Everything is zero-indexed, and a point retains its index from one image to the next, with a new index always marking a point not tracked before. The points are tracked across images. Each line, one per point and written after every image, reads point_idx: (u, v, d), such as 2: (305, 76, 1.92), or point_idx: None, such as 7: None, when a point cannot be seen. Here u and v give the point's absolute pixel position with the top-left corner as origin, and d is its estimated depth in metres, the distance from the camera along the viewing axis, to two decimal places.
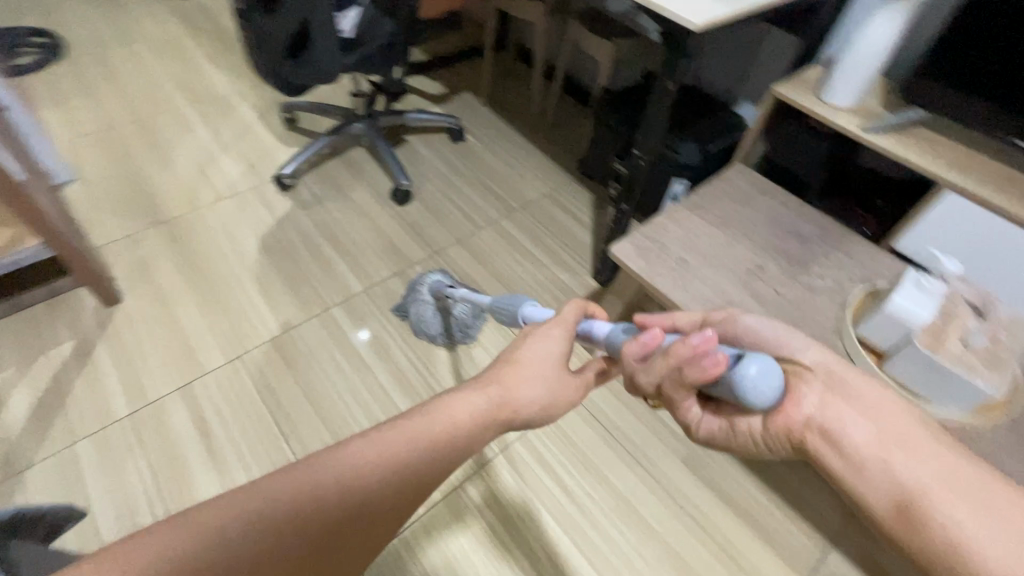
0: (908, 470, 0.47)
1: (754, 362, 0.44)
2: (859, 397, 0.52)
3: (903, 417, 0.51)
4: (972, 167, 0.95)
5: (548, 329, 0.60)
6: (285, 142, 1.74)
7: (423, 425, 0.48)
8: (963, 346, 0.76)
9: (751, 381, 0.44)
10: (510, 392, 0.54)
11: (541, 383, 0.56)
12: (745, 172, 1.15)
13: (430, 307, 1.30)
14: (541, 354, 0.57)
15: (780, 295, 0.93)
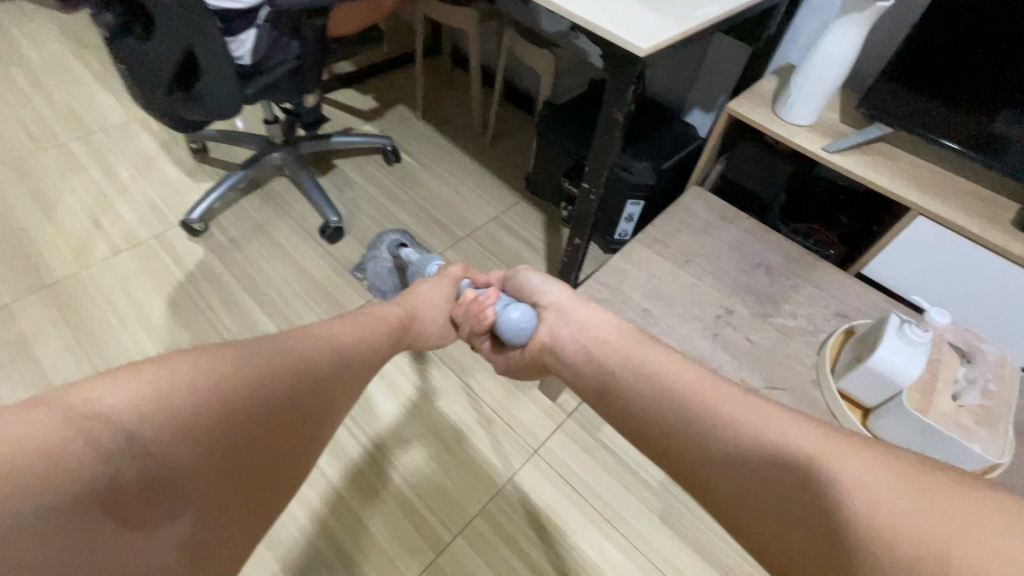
0: (665, 395, 0.49)
1: (518, 310, 0.67)
2: (577, 321, 0.63)
3: (622, 337, 0.58)
4: (941, 188, 0.88)
5: (439, 280, 0.77)
6: (194, 177, 1.54)
7: (356, 323, 0.59)
8: (955, 405, 0.68)
9: (510, 328, 0.66)
10: (417, 309, 0.71)
11: (433, 312, 0.73)
12: (703, 197, 1.06)
13: (386, 265, 1.24)
14: (433, 294, 0.74)
15: (753, 343, 0.84)
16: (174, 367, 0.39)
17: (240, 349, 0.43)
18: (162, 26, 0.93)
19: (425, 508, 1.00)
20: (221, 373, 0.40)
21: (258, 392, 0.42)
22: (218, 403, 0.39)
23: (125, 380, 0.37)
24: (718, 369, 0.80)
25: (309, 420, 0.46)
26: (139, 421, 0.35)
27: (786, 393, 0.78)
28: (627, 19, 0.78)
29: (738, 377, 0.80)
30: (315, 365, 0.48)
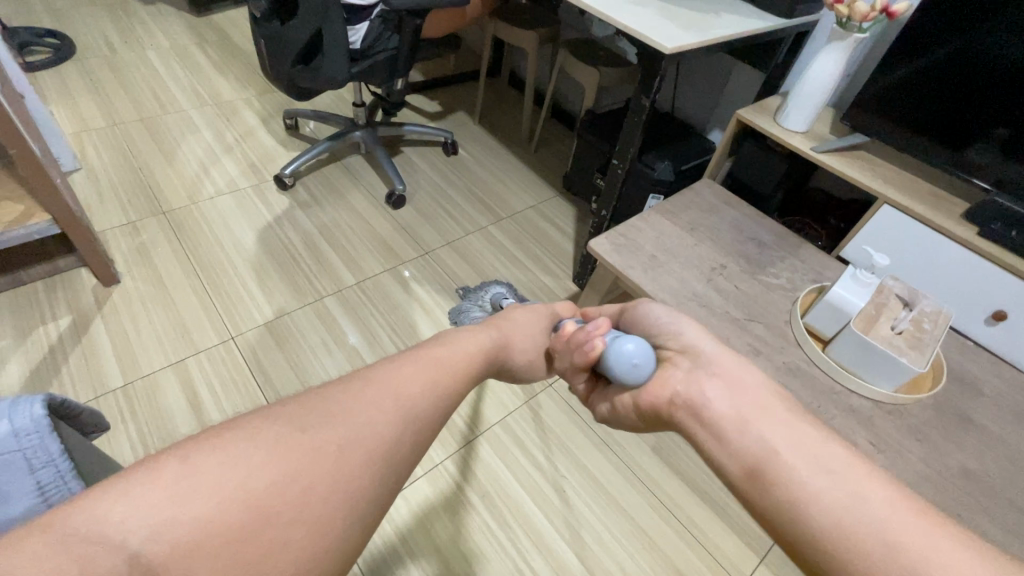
0: (815, 483, 0.43)
1: (634, 340, 0.60)
2: (721, 375, 0.55)
3: (778, 411, 0.50)
4: (906, 185, 1.08)
5: (535, 310, 0.77)
6: (286, 147, 1.83)
7: (421, 369, 0.52)
8: (893, 331, 0.86)
9: (619, 360, 0.59)
10: (506, 338, 0.68)
11: (530, 337, 0.73)
12: (712, 186, 1.28)
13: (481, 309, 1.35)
14: (523, 323, 0.74)
15: (739, 290, 1.03)
16: (194, 469, 0.36)
17: (270, 433, 0.40)
18: (306, 12, 1.23)
19: (478, 439, 1.15)
20: (241, 475, 0.36)
21: (277, 482, 0.37)
22: (256, 501, 0.36)
23: (142, 485, 0.34)
24: (708, 303, 1.00)
25: (351, 503, 0.39)
26: (149, 536, 0.32)
27: (762, 325, 0.97)
28: (658, 29, 1.03)
29: (724, 309, 0.99)
30: (356, 435, 0.42)
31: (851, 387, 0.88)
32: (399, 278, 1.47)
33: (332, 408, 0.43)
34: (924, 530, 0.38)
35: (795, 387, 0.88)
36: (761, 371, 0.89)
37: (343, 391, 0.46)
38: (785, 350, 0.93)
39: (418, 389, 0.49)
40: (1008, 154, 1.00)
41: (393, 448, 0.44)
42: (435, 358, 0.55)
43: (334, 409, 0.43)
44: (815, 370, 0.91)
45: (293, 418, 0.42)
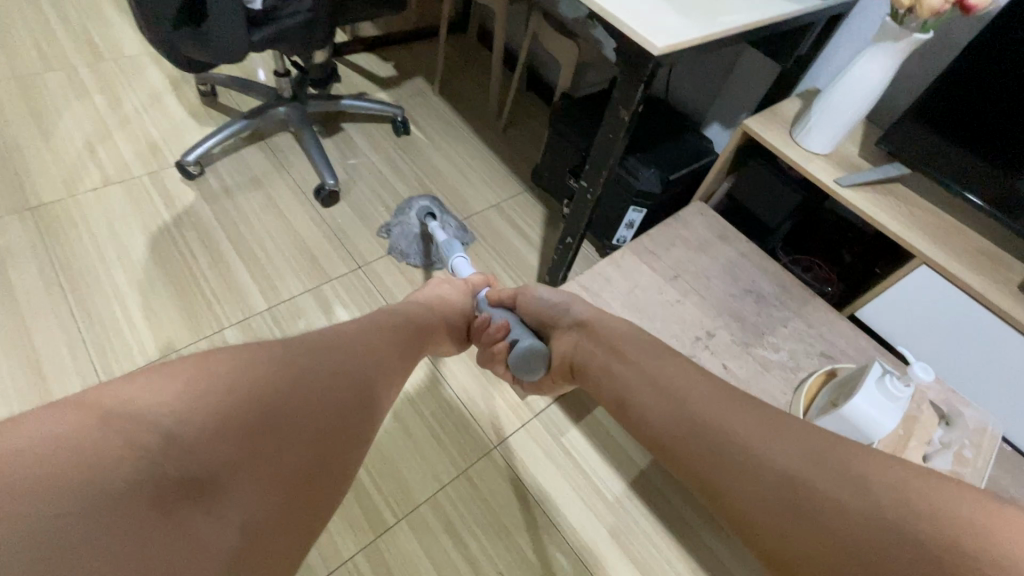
0: (659, 411, 0.55)
1: (529, 342, 0.76)
2: (604, 343, 0.68)
3: (642, 358, 0.62)
4: (951, 239, 0.84)
5: (454, 287, 0.89)
6: (199, 119, 1.51)
7: (371, 329, 0.64)
8: (926, 467, 0.65)
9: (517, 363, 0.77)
10: (433, 315, 0.77)
11: (449, 308, 0.83)
12: (705, 213, 1.02)
13: (412, 231, 1.33)
14: (437, 297, 0.83)
15: (728, 371, 0.81)
16: (198, 373, 0.41)
17: (264, 353, 0.47)
18: None
19: (394, 517, 0.96)
20: (247, 377, 0.43)
21: (279, 388, 0.44)
22: (262, 399, 0.42)
23: (154, 384, 0.39)
24: None
25: (337, 415, 0.48)
26: (173, 418, 0.37)
27: None
28: (646, 14, 0.74)
29: None
30: (334, 368, 0.51)
31: None
32: (323, 300, 1.21)
33: (310, 344, 0.53)
34: (805, 443, 0.46)
35: None
36: None
37: (317, 336, 0.55)
38: None
39: (371, 345, 0.60)
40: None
41: (359, 377, 0.53)
42: (379, 328, 0.65)
43: (314, 345, 0.53)
44: None
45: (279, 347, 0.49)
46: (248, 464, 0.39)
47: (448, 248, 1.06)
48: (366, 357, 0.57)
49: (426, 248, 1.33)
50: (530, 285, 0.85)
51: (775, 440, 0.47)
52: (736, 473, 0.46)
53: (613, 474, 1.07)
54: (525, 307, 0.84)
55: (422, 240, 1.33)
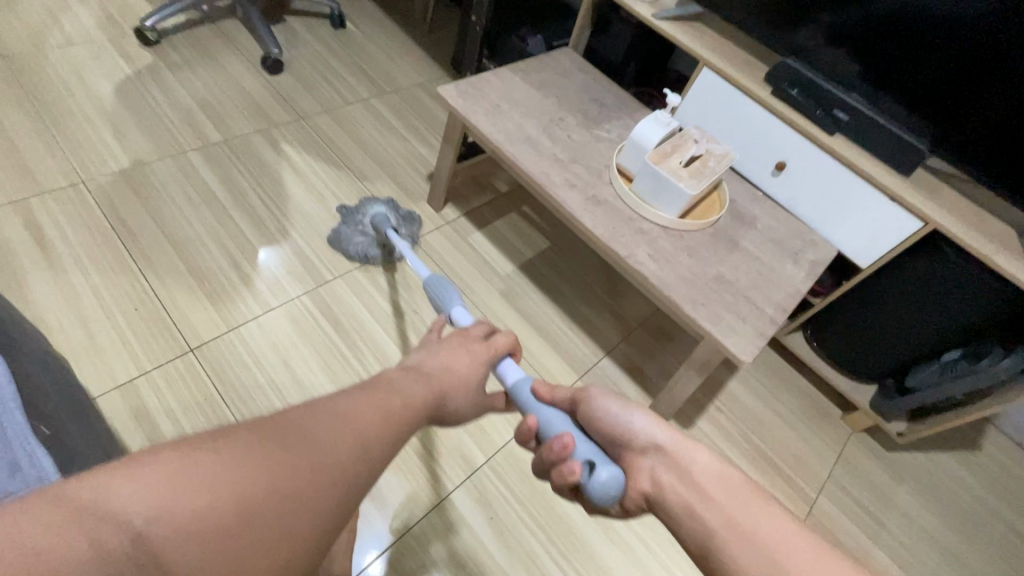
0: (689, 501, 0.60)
1: (611, 470, 0.59)
2: (676, 461, 0.64)
3: (687, 460, 0.64)
4: (727, 51, 1.19)
5: (476, 346, 0.72)
6: (150, 1, 1.69)
7: (376, 402, 0.52)
8: (681, 165, 1.00)
9: (596, 487, 0.59)
10: (451, 376, 0.65)
11: (469, 367, 0.69)
12: (570, 54, 1.34)
13: (368, 239, 1.27)
14: (457, 355, 0.69)
15: (571, 139, 1.13)
16: (186, 469, 0.37)
17: (245, 446, 0.40)
18: None
19: (333, 276, 1.26)
20: (229, 478, 0.38)
21: (275, 486, 0.40)
22: (236, 511, 0.37)
23: (139, 473, 0.36)
24: (538, 146, 1.09)
25: (326, 528, 0.42)
26: (148, 523, 0.35)
27: (583, 166, 1.08)
28: None
29: (551, 152, 1.09)
30: (325, 467, 0.43)
31: (646, 215, 1.02)
32: (270, 139, 1.46)
33: (285, 442, 0.42)
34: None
35: (596, 212, 1.01)
36: (571, 199, 1.02)
37: (299, 430, 0.44)
38: (597, 186, 1.05)
39: (375, 426, 0.49)
40: (830, 41, 1.10)
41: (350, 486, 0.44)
42: (388, 393, 0.55)
43: (300, 436, 0.43)
44: (619, 202, 1.03)
45: (262, 440, 0.42)
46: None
47: (440, 287, 0.98)
48: (376, 441, 0.48)
49: (380, 255, 1.28)
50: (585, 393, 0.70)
51: None
52: None
53: (505, 261, 1.40)
54: (583, 416, 0.71)
55: (378, 247, 1.27)
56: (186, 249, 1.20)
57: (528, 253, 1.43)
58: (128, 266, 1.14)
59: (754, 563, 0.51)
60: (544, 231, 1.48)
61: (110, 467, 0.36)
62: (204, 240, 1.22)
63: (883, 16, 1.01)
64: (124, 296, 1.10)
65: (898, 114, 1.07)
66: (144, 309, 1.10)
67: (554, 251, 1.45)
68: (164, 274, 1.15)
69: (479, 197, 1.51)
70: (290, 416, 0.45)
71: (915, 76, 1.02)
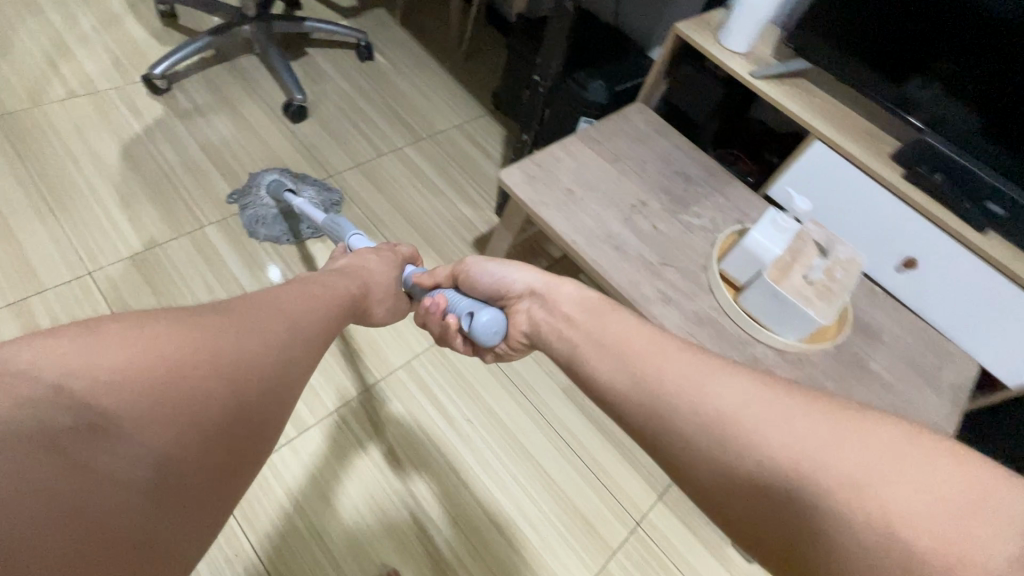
0: (593, 353, 0.57)
1: (487, 312, 0.68)
2: (551, 302, 0.67)
3: (588, 309, 0.62)
4: (844, 120, 0.99)
5: (381, 257, 0.82)
6: (159, 38, 1.51)
7: (302, 293, 0.60)
8: (805, 281, 0.81)
9: (480, 329, 0.67)
10: (368, 283, 0.74)
11: (380, 270, 0.79)
12: (644, 111, 1.14)
13: (271, 210, 1.24)
14: (377, 267, 0.79)
15: (658, 231, 0.95)
16: (104, 336, 0.41)
17: (165, 320, 0.45)
18: None
19: (376, 379, 1.07)
20: (157, 342, 0.42)
21: (214, 349, 0.45)
22: (173, 372, 0.41)
23: (56, 339, 0.38)
24: (622, 245, 0.91)
25: (271, 377, 0.48)
26: (63, 374, 0.37)
27: (676, 269, 0.90)
28: None
29: (638, 253, 0.91)
30: (252, 325, 0.49)
31: (759, 338, 0.85)
32: None
33: (211, 315, 0.48)
34: (821, 432, 0.41)
35: (701, 338, 0.83)
36: (669, 320, 0.84)
37: (225, 308, 0.50)
38: (696, 298, 0.88)
39: (294, 305, 0.57)
40: (961, 94, 0.89)
41: (283, 353, 0.51)
42: (307, 287, 0.62)
43: (219, 314, 0.48)
44: (725, 320, 0.86)
45: (171, 316, 0.45)
46: (157, 415, 0.40)
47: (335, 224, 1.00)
48: (297, 317, 0.55)
49: (287, 230, 1.23)
50: (471, 258, 0.79)
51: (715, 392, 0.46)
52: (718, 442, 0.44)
53: None
54: (465, 283, 0.78)
55: (284, 221, 1.24)
56: None
57: None
58: None
59: (634, 405, 0.50)
60: None
61: (14, 341, 0.37)
62: None
63: (972, 26, 0.84)
64: None
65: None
66: None
67: None
68: None
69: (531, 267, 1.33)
70: (204, 304, 0.49)
71: (1002, 89, 0.85)
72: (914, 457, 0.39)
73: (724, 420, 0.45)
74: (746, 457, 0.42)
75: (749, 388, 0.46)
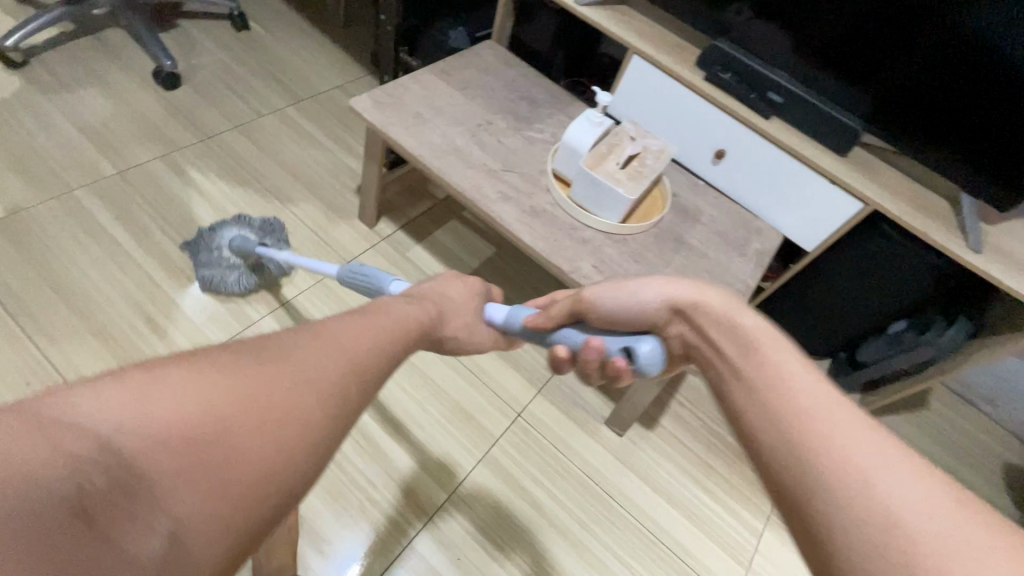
0: (744, 366, 0.46)
1: (646, 345, 0.55)
2: (678, 307, 0.55)
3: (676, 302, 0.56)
4: (655, 37, 1.13)
5: (458, 279, 0.76)
6: (12, 13, 1.47)
7: (367, 323, 0.54)
8: (617, 166, 0.94)
9: (645, 363, 0.55)
10: (443, 307, 0.69)
11: (458, 293, 0.74)
12: (493, 47, 1.24)
13: (237, 269, 1.15)
14: (453, 290, 0.74)
15: (502, 144, 1.05)
16: (158, 378, 0.37)
17: (234, 364, 0.41)
18: None
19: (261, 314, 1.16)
20: (217, 391, 0.38)
21: (268, 402, 0.40)
22: (216, 424, 0.37)
23: (97, 388, 0.35)
24: (466, 157, 1.01)
25: (309, 439, 0.41)
26: (112, 429, 0.33)
27: (516, 174, 1.01)
28: None
29: (481, 162, 1.01)
30: (311, 370, 0.44)
31: (586, 224, 0.97)
32: (173, 165, 1.32)
33: (266, 358, 0.43)
34: (901, 468, 0.35)
35: (536, 227, 0.94)
36: (507, 214, 0.95)
37: (281, 347, 0.44)
38: (535, 195, 0.98)
39: (355, 341, 0.50)
40: (756, 11, 1.03)
41: (327, 399, 0.43)
42: (379, 314, 0.57)
43: (275, 354, 0.43)
44: (558, 211, 0.97)
45: (235, 359, 0.41)
46: (192, 482, 0.34)
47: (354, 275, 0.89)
48: (360, 352, 0.49)
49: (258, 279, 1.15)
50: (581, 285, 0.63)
51: (835, 415, 0.39)
52: (787, 456, 0.39)
53: None
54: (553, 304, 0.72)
55: (254, 274, 1.15)
56: (86, 305, 1.08)
57: (473, 263, 1.35)
58: (17, 335, 1.02)
59: (739, 398, 0.44)
60: (488, 236, 1.41)
61: (65, 387, 0.34)
62: (107, 293, 1.10)
63: None
64: (16, 370, 0.99)
65: (822, 84, 1.02)
66: (40, 383, 0.98)
67: (501, 258, 1.38)
68: (63, 339, 1.03)
69: (415, 207, 1.41)
70: (266, 342, 0.45)
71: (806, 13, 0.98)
72: (955, 510, 0.33)
73: (802, 432, 0.39)
74: (823, 475, 0.36)
75: (829, 398, 0.41)
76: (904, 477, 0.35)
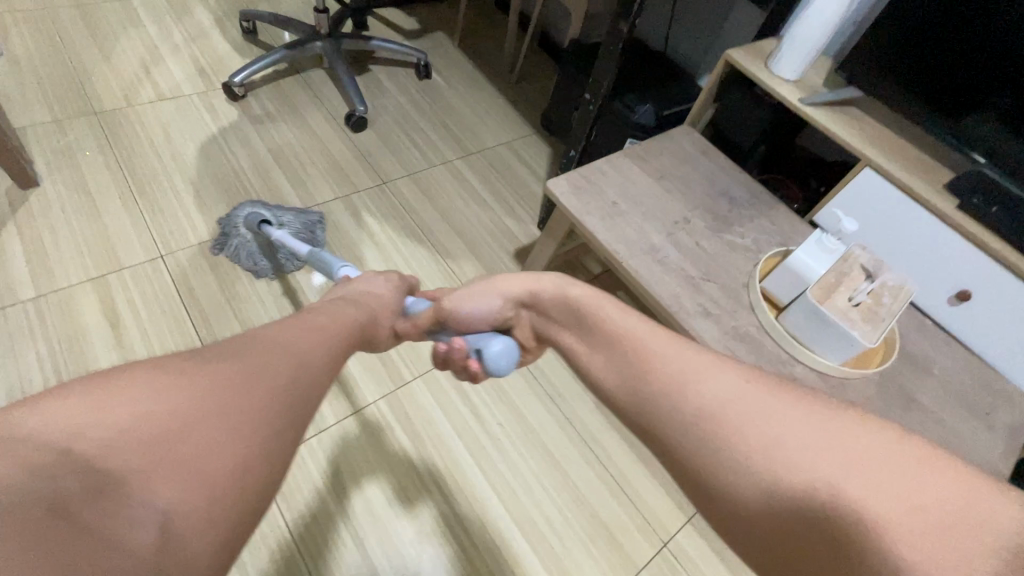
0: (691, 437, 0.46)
1: (497, 342, 0.64)
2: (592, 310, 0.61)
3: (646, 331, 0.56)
4: (894, 148, 0.99)
5: (374, 279, 0.76)
6: (240, 52, 1.64)
7: (311, 324, 0.53)
8: (849, 303, 0.81)
9: (493, 359, 0.64)
10: (378, 309, 0.68)
11: (381, 290, 0.74)
12: (691, 134, 1.17)
13: (249, 244, 1.19)
14: (377, 290, 0.73)
15: (700, 247, 0.96)
16: (104, 390, 0.35)
17: (172, 362, 0.39)
18: None
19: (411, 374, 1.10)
20: (156, 393, 0.36)
21: (222, 392, 0.38)
22: (175, 422, 0.35)
23: (46, 402, 0.34)
24: (663, 258, 0.93)
25: (278, 421, 0.40)
26: (67, 437, 0.32)
27: (717, 286, 0.91)
28: None
29: (679, 266, 0.92)
30: (264, 362, 0.43)
31: (799, 359, 0.84)
32: (351, 207, 1.38)
33: (218, 353, 0.42)
34: (893, 476, 0.37)
35: (740, 354, 0.83)
36: (708, 332, 0.85)
37: (233, 343, 0.44)
38: (737, 315, 0.88)
39: (300, 337, 0.49)
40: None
41: (294, 388, 0.43)
42: (322, 317, 0.56)
43: (226, 350, 0.43)
44: (765, 338, 0.86)
45: (191, 359, 0.40)
46: (176, 475, 0.33)
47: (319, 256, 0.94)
48: (307, 344, 0.48)
49: (269, 260, 1.20)
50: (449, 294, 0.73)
51: (829, 465, 0.39)
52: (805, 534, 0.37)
53: None
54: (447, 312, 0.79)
55: (267, 255, 1.20)
56: None
57: None
58: None
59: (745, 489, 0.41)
60: None
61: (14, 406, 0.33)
62: None
63: None
64: None
65: None
66: None
67: None
68: None
69: None
70: (213, 344, 0.43)
71: None
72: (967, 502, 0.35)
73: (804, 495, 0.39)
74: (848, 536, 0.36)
75: (857, 449, 0.39)
76: (891, 476, 0.37)
